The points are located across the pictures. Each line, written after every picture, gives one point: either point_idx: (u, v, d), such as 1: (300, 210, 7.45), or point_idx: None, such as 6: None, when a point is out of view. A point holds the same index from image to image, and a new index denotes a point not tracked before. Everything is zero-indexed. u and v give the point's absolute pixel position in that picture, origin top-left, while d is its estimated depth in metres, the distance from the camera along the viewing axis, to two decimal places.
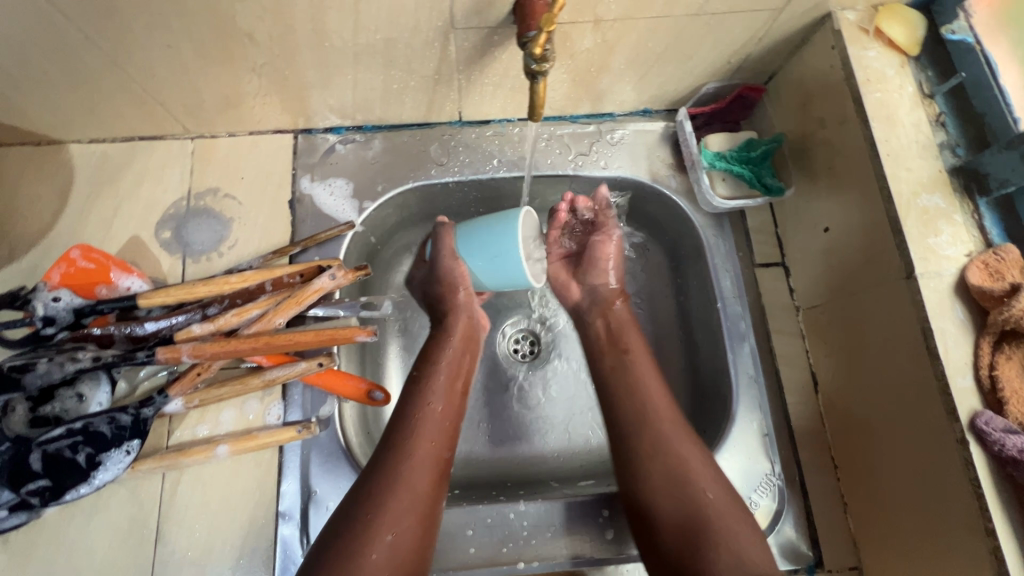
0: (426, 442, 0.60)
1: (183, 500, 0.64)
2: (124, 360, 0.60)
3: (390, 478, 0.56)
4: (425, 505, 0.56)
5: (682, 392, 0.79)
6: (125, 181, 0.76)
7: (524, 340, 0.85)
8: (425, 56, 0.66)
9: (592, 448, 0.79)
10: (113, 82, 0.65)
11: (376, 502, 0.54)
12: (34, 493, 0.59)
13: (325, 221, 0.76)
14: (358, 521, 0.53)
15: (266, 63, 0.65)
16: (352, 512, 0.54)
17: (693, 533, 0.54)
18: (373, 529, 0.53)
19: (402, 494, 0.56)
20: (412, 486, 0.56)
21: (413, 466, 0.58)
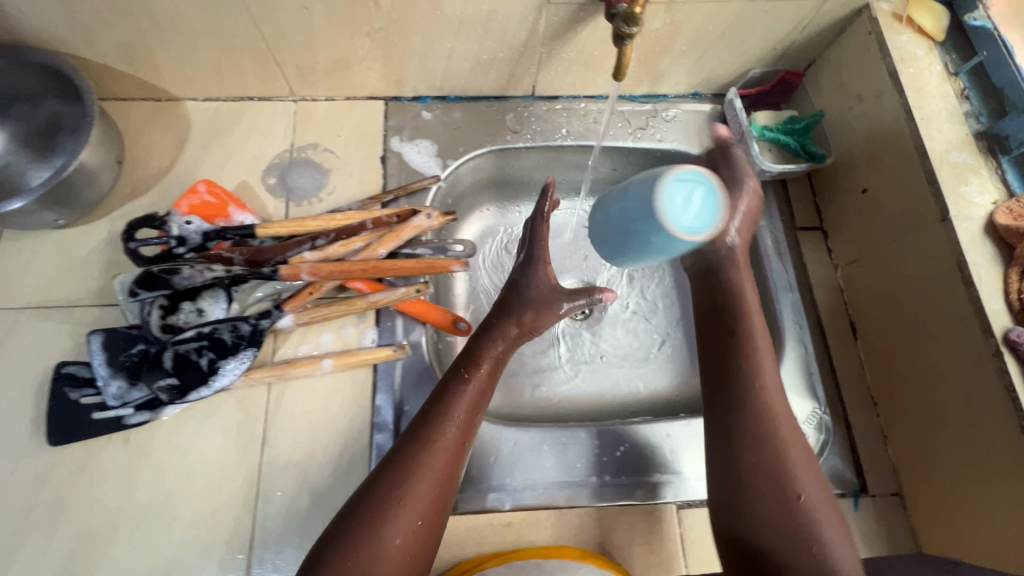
0: (431, 458, 0.58)
1: (288, 410, 0.70)
2: (253, 275, 0.69)
3: (409, 468, 0.56)
4: (436, 500, 0.57)
5: None
6: (234, 134, 0.85)
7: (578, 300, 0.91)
8: (519, 29, 0.76)
9: (646, 394, 0.85)
10: (246, 41, 0.75)
11: (374, 520, 0.53)
12: (165, 389, 0.66)
13: (413, 174, 0.85)
14: (372, 508, 0.54)
15: (381, 29, 0.75)
16: (351, 529, 0.53)
17: (780, 497, 0.56)
18: (370, 553, 0.52)
19: (404, 514, 0.54)
20: (413, 505, 0.55)
21: (415, 485, 0.56)
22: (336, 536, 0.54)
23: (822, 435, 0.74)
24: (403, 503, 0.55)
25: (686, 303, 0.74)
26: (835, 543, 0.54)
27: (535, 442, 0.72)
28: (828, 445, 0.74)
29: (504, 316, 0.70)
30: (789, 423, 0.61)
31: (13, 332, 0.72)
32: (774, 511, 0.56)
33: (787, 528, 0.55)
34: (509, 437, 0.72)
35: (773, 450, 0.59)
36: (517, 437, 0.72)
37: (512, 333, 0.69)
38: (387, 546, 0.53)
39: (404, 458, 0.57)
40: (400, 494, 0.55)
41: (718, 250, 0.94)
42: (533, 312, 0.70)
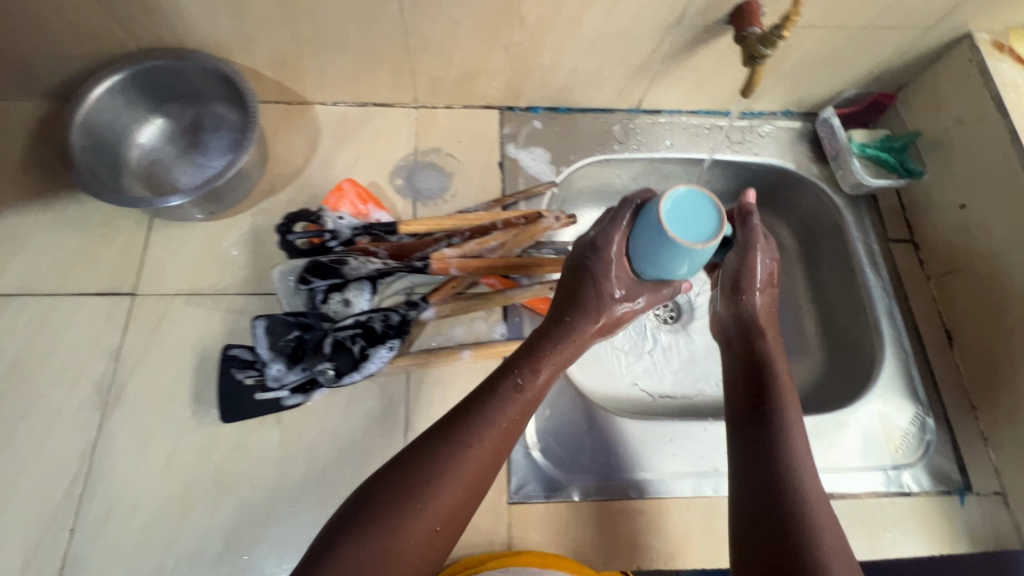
0: (461, 459, 0.54)
1: (428, 397, 0.75)
2: (406, 267, 0.74)
3: (440, 465, 0.53)
4: (451, 511, 0.53)
5: (819, 349, 0.94)
6: (362, 137, 0.90)
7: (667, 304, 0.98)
8: (643, 47, 0.82)
9: None
10: (390, 52, 0.80)
11: (389, 518, 0.50)
12: (324, 373, 0.71)
13: (529, 179, 0.90)
14: (382, 499, 0.51)
15: (518, 44, 0.80)
16: (366, 525, 0.50)
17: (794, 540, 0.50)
18: (386, 547, 0.49)
19: (415, 512, 0.51)
20: (435, 512, 0.51)
21: (435, 495, 0.52)
22: (338, 530, 0.51)
23: (925, 434, 0.79)
24: (416, 507, 0.51)
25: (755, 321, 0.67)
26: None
27: (662, 436, 0.76)
28: (931, 444, 0.78)
29: (585, 310, 0.63)
30: (804, 446, 0.57)
31: (169, 317, 0.76)
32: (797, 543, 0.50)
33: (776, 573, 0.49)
34: (635, 427, 0.76)
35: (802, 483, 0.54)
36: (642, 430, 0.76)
37: (609, 312, 0.64)
38: (402, 540, 0.50)
39: (423, 462, 0.53)
40: (416, 495, 0.51)
41: (805, 258, 0.99)
42: (597, 287, 0.63)
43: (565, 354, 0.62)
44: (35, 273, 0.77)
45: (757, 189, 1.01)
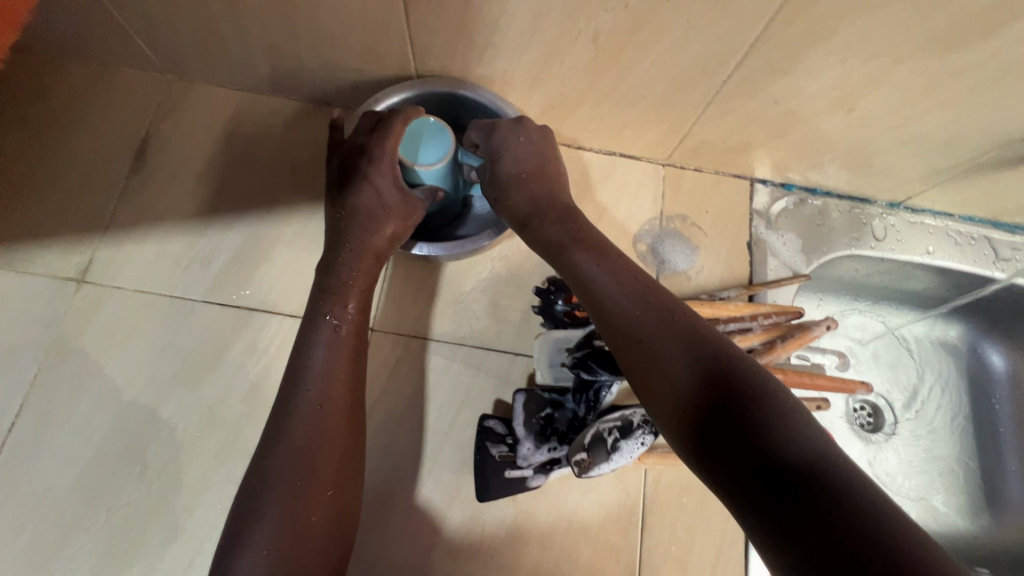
0: (313, 414, 0.54)
1: (665, 498, 0.70)
2: None
3: (301, 437, 0.52)
4: (335, 472, 0.52)
5: None
6: (606, 191, 0.84)
7: (864, 411, 0.96)
8: (962, 154, 0.72)
9: (944, 522, 0.90)
10: (678, 114, 0.73)
11: (295, 485, 0.50)
12: (577, 463, 0.64)
13: (779, 266, 0.82)
14: (291, 471, 0.50)
15: (823, 130, 0.72)
16: (266, 489, 0.50)
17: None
18: (296, 515, 0.48)
19: (319, 482, 0.51)
20: (314, 472, 0.51)
21: (312, 456, 0.52)
22: (244, 503, 0.49)
23: None
24: (275, 484, 0.50)
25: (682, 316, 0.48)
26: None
27: None
28: None
29: (367, 226, 0.64)
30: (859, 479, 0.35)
31: (406, 362, 0.72)
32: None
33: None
34: None
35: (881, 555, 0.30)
36: None
37: (383, 236, 0.65)
38: (307, 518, 0.49)
39: (303, 423, 0.53)
40: (315, 451, 0.52)
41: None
42: (380, 211, 0.65)
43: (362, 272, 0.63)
44: (275, 290, 0.73)
45: (1008, 308, 0.91)
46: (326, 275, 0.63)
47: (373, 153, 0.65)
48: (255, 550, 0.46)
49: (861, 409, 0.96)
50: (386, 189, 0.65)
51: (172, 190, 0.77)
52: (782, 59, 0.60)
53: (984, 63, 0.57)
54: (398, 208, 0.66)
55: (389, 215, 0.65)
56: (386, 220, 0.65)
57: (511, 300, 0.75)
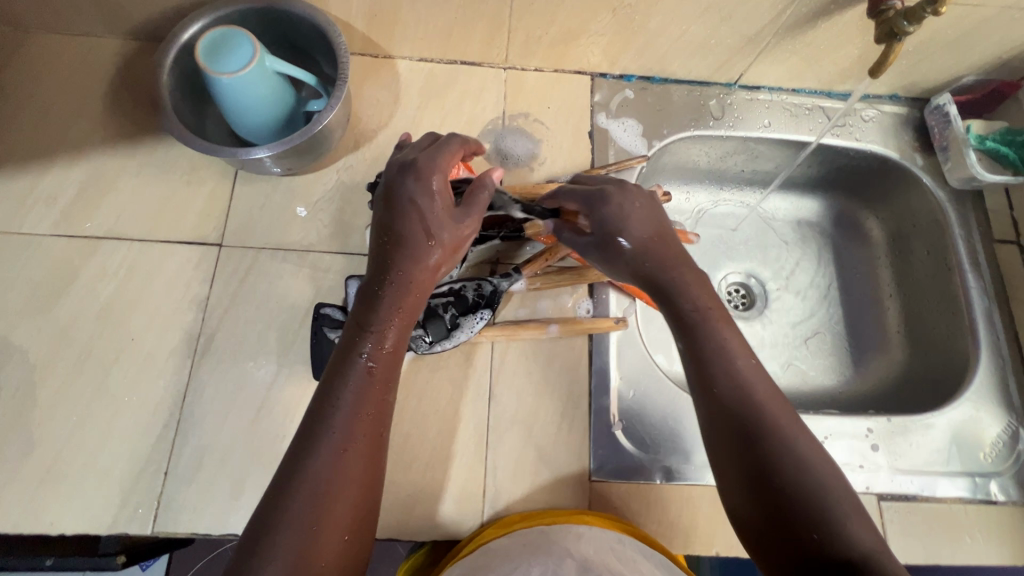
0: (334, 456, 0.49)
1: (511, 368, 0.74)
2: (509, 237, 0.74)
3: (320, 481, 0.48)
4: (358, 514, 0.49)
5: (897, 347, 0.92)
6: (448, 97, 0.87)
7: (738, 291, 0.98)
8: (760, 16, 0.76)
9: (809, 386, 0.92)
10: (492, 7, 0.76)
11: (306, 536, 0.46)
12: (414, 339, 0.69)
13: (619, 152, 0.86)
14: (307, 512, 0.47)
15: (628, 5, 0.75)
16: (266, 536, 0.45)
17: (795, 509, 0.46)
18: (309, 572, 0.45)
19: (334, 530, 0.47)
20: (334, 521, 0.47)
21: (327, 501, 0.47)
22: (251, 544, 0.45)
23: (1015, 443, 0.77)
24: (290, 523, 0.46)
25: (664, 252, 0.59)
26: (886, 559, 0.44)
27: None
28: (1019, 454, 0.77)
29: (410, 256, 0.57)
30: (777, 406, 0.51)
31: (256, 271, 0.75)
32: (791, 528, 0.46)
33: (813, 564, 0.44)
34: None
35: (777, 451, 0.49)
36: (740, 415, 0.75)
37: (433, 267, 0.58)
38: (316, 558, 0.45)
39: (318, 466, 0.48)
40: (328, 498, 0.47)
41: (893, 250, 0.96)
42: (450, 245, 0.58)
43: (414, 304, 0.57)
44: (123, 218, 0.76)
45: (851, 172, 0.96)
46: (362, 308, 0.57)
47: (416, 170, 0.58)
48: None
49: (735, 290, 0.98)
50: (441, 221, 0.58)
51: (16, 135, 0.78)
52: None
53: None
54: (458, 235, 0.59)
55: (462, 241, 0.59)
56: (433, 249, 0.57)
57: (356, 205, 0.79)
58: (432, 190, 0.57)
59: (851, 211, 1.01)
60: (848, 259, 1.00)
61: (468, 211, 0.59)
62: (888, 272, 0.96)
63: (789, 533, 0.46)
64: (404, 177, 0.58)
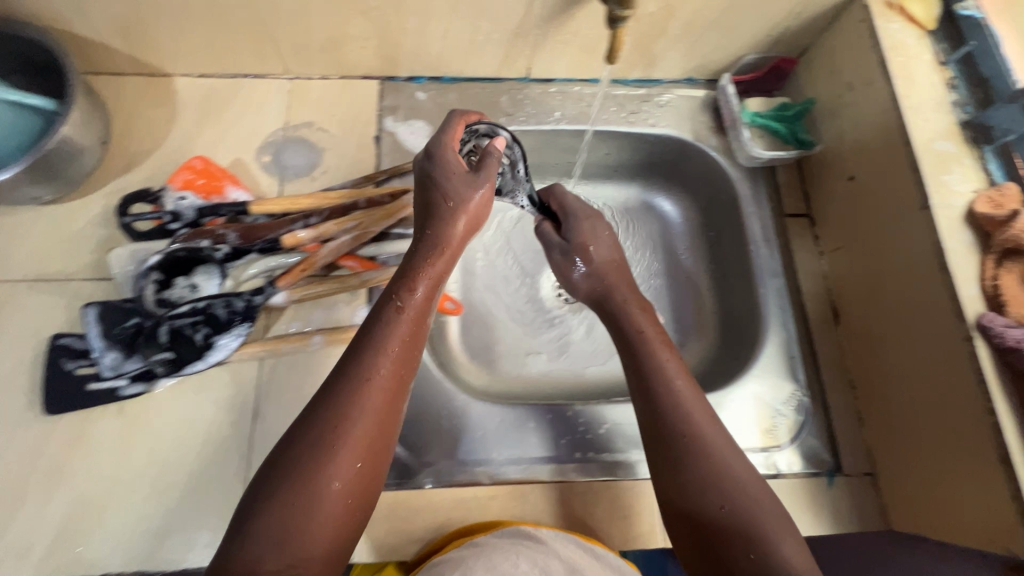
0: (367, 386, 0.53)
1: (279, 383, 0.73)
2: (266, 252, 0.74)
3: (336, 414, 0.51)
4: (378, 451, 0.53)
5: (713, 328, 0.91)
6: (229, 112, 0.85)
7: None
8: (513, 9, 0.76)
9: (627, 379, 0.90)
10: (242, 18, 0.75)
11: (304, 470, 0.49)
12: (157, 363, 0.67)
13: (406, 154, 0.86)
14: (308, 443, 0.50)
15: (376, 8, 0.75)
16: (283, 472, 0.49)
17: (711, 497, 0.54)
18: (304, 502, 0.48)
19: (342, 457, 0.50)
20: (353, 448, 0.51)
21: (348, 426, 0.51)
22: (256, 496, 0.49)
23: (799, 416, 0.77)
24: (333, 451, 0.50)
25: (620, 305, 0.72)
26: (777, 540, 0.51)
27: (522, 418, 0.75)
28: (804, 426, 0.77)
29: (439, 221, 0.62)
30: (710, 420, 0.60)
31: (9, 302, 0.73)
32: (709, 509, 0.54)
33: (725, 536, 0.52)
34: (495, 413, 0.74)
35: (705, 462, 0.56)
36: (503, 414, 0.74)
37: (456, 237, 0.63)
38: (325, 488, 0.49)
39: (339, 402, 0.52)
40: (343, 432, 0.51)
41: (708, 232, 0.96)
42: (460, 202, 0.63)
43: (441, 266, 0.62)
44: None
45: (661, 158, 0.96)
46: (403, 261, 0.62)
47: (431, 147, 0.66)
48: (264, 550, 0.46)
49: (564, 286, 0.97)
50: (458, 185, 0.64)
51: None
52: None
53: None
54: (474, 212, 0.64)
55: (467, 208, 0.64)
56: (444, 216, 0.62)
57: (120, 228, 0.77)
58: (462, 171, 0.64)
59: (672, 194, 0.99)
60: (673, 242, 0.97)
61: (476, 175, 0.65)
62: (706, 254, 0.96)
63: (710, 545, 0.53)
64: (433, 158, 0.64)
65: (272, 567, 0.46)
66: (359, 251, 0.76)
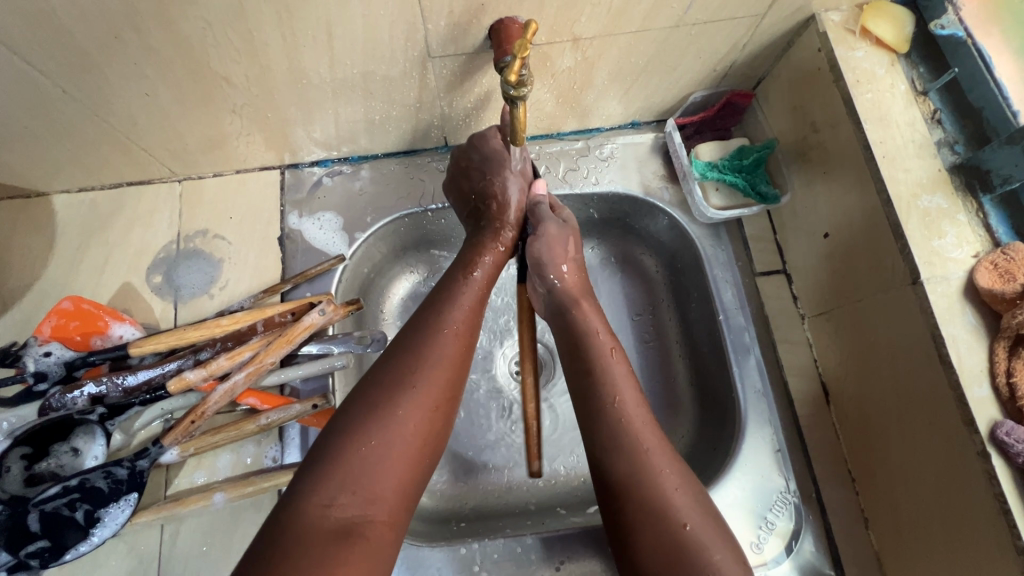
0: (446, 344, 0.54)
1: (183, 550, 0.63)
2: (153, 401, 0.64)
3: (415, 357, 0.52)
4: (443, 402, 0.51)
5: (687, 408, 0.76)
6: (114, 228, 0.75)
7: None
8: (404, 86, 0.65)
9: None
10: (97, 135, 0.65)
11: (384, 408, 0.48)
12: (32, 555, 0.58)
13: (315, 255, 0.75)
14: (379, 393, 0.49)
15: (245, 104, 0.64)
16: (358, 417, 0.48)
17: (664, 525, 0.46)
18: (380, 438, 0.46)
19: (415, 401, 0.49)
20: (428, 389, 0.50)
21: (423, 380, 0.51)
22: (318, 453, 0.46)
23: (793, 523, 0.63)
24: (413, 389, 0.50)
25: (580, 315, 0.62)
26: (731, 573, 0.43)
27: (465, 561, 0.65)
28: (800, 535, 0.63)
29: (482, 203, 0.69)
30: (661, 451, 0.51)
31: None
32: (653, 539, 0.46)
33: (677, 563, 0.44)
34: (435, 558, 0.65)
35: (650, 492, 0.48)
36: (443, 559, 0.65)
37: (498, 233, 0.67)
38: (399, 426, 0.48)
39: (416, 347, 0.53)
40: (415, 376, 0.51)
41: (674, 291, 0.80)
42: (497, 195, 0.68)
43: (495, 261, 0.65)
44: None
45: (609, 217, 0.82)
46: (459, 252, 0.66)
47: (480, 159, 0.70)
48: (334, 492, 0.43)
49: (521, 361, 0.84)
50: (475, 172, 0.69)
51: None
52: (64, 49, 0.52)
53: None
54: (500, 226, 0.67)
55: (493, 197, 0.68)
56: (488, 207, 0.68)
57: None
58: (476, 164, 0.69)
59: (629, 249, 0.84)
60: (635, 303, 0.82)
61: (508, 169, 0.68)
62: (674, 324, 0.80)
63: None
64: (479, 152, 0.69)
65: (340, 512, 0.42)
66: (260, 384, 0.66)
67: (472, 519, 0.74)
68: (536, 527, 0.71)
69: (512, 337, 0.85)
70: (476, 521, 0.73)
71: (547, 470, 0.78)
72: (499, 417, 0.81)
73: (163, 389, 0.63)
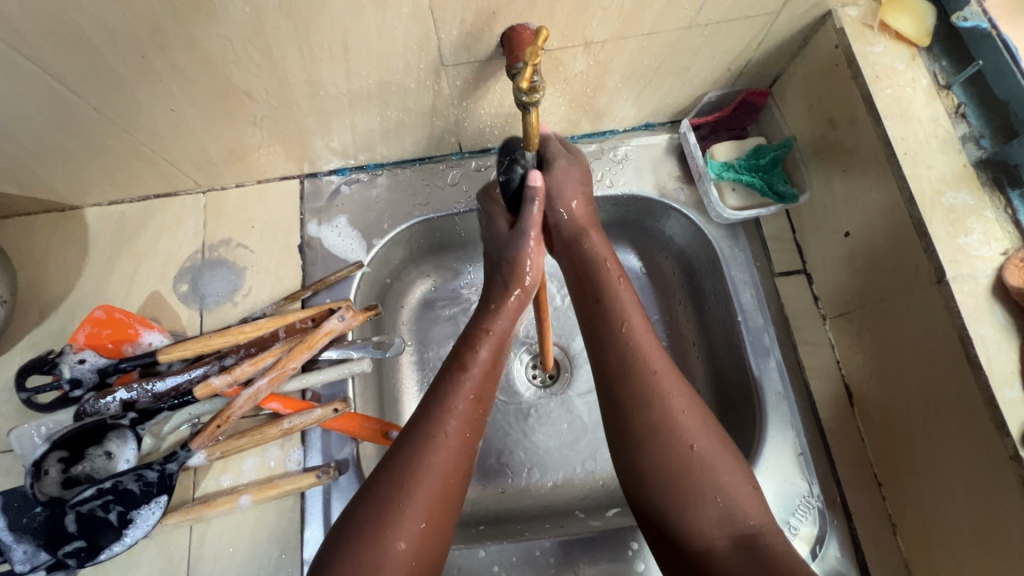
0: (441, 450, 0.52)
1: (211, 551, 0.65)
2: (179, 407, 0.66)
3: (407, 468, 0.51)
4: (439, 509, 0.51)
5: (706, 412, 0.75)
6: (142, 239, 0.78)
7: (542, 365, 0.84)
8: (419, 95, 0.66)
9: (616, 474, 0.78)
10: (126, 150, 0.68)
11: (371, 535, 0.48)
12: (70, 555, 0.61)
13: (334, 262, 0.77)
14: (369, 517, 0.49)
15: (266, 117, 0.66)
16: (349, 535, 0.48)
17: (671, 456, 0.50)
18: (370, 564, 0.47)
19: (409, 518, 0.49)
20: (417, 509, 0.49)
21: (416, 492, 0.50)
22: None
23: (817, 528, 0.62)
24: (402, 509, 0.49)
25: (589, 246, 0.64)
26: (736, 493, 0.48)
27: (484, 562, 0.66)
28: (824, 540, 0.62)
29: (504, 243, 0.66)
30: (671, 378, 0.53)
31: None
32: (663, 455, 0.50)
33: (682, 476, 0.49)
34: (453, 560, 0.66)
35: (658, 405, 0.52)
36: (462, 561, 0.66)
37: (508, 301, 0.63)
38: (391, 548, 0.48)
39: (404, 457, 0.52)
40: (407, 492, 0.50)
41: (690, 293, 0.80)
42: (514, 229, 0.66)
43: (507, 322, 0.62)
44: None
45: (624, 219, 0.81)
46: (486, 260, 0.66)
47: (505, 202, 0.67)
48: None
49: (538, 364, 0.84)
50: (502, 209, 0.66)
51: None
52: (95, 70, 0.55)
53: (262, 2, 0.50)
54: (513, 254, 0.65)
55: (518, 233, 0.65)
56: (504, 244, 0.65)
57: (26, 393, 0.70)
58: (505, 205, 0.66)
59: (645, 251, 0.83)
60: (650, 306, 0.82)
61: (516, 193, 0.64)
62: (692, 326, 0.79)
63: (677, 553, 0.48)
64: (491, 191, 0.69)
65: None
66: (282, 389, 0.68)
67: (491, 522, 0.74)
68: (555, 530, 0.72)
69: (530, 341, 0.85)
70: (496, 524, 0.74)
71: (564, 472, 0.78)
72: (517, 420, 0.81)
73: (189, 395, 0.65)
